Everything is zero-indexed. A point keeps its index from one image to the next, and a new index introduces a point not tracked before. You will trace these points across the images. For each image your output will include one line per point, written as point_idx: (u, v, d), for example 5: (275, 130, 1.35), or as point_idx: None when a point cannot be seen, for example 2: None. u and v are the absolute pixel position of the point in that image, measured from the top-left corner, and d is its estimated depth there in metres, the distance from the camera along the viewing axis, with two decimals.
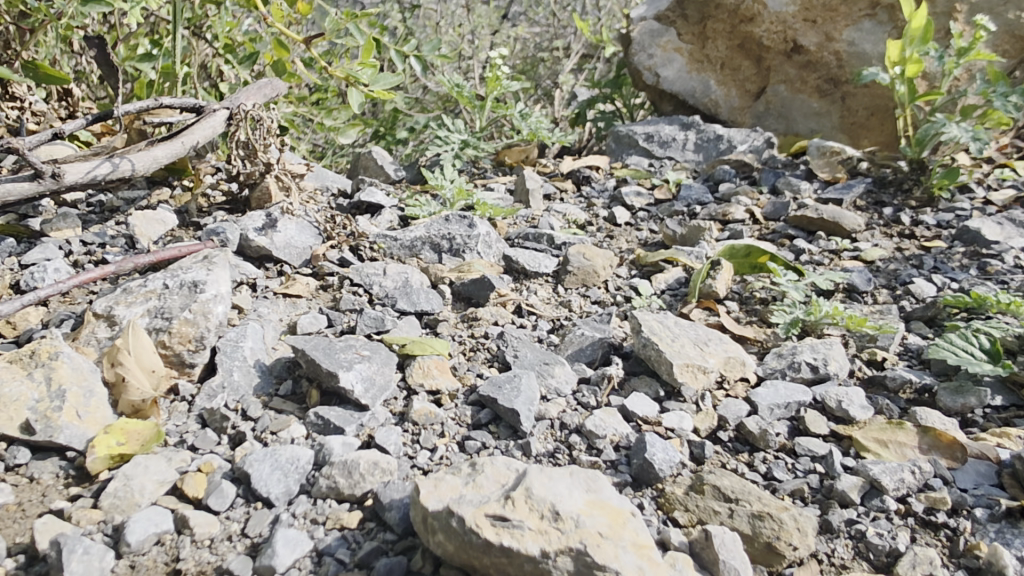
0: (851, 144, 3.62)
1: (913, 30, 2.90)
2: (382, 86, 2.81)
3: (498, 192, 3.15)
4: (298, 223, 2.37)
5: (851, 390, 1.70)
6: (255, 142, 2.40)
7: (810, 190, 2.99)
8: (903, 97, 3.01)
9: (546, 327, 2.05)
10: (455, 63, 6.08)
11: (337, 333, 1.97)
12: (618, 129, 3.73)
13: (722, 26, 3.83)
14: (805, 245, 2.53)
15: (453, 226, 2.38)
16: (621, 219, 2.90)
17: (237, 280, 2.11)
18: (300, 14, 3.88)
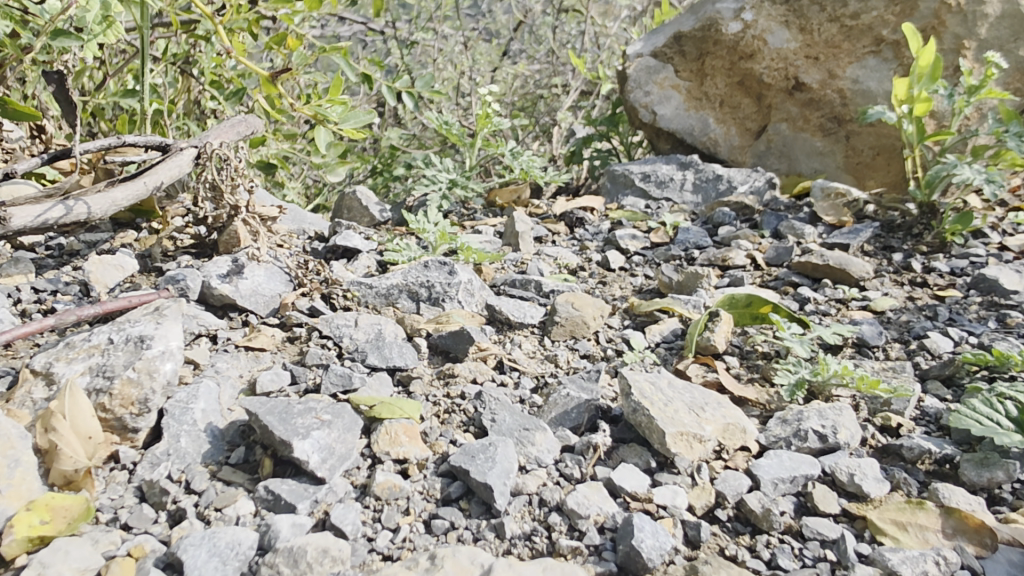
0: (856, 184, 3.50)
1: (921, 66, 2.78)
2: (352, 124, 2.72)
3: (487, 235, 3.00)
4: (267, 269, 2.22)
5: (864, 461, 1.53)
6: (221, 183, 2.23)
7: (814, 234, 2.84)
8: (912, 137, 2.85)
9: (530, 385, 1.88)
10: (453, 100, 5.96)
11: (301, 391, 1.79)
12: (614, 167, 3.61)
13: (720, 63, 3.69)
14: (810, 294, 2.37)
15: (431, 272, 2.23)
16: (615, 264, 2.75)
17: (195, 332, 1.95)
18: (289, 49, 3.76)
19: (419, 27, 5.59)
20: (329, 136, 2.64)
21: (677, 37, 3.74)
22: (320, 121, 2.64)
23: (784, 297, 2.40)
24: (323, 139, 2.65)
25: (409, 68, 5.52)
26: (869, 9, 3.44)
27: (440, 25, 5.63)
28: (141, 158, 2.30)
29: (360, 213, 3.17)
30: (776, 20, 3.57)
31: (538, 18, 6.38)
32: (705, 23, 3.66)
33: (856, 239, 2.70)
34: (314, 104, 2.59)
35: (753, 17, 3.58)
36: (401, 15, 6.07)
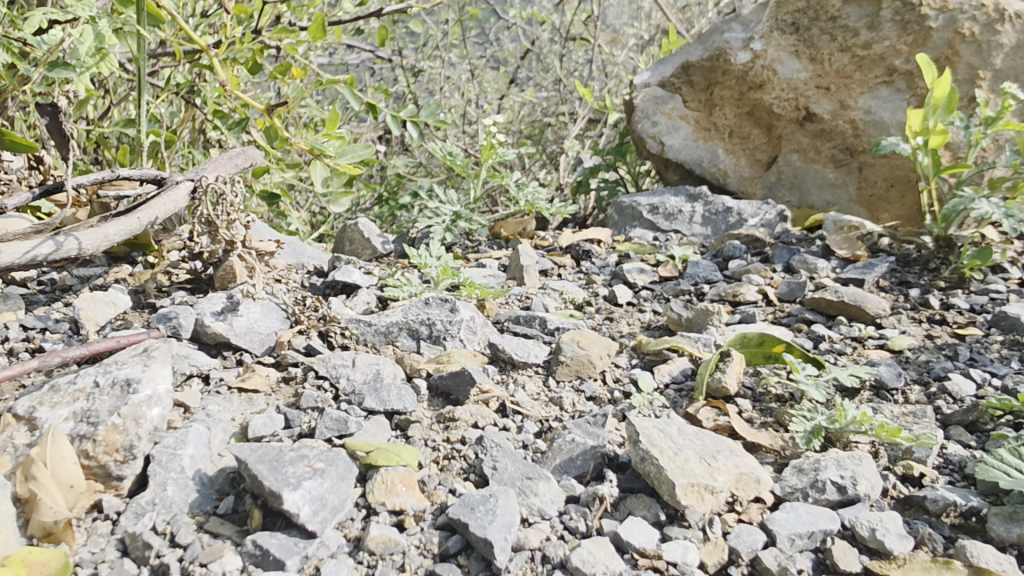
0: (869, 218, 3.40)
1: (936, 96, 2.71)
2: (350, 160, 2.66)
3: (491, 268, 2.94)
4: (263, 306, 2.15)
5: (886, 515, 1.46)
6: (217, 218, 2.17)
7: (827, 268, 2.77)
8: (927, 169, 2.79)
9: (533, 429, 1.80)
10: (460, 129, 5.92)
11: (295, 436, 1.72)
12: (621, 200, 3.55)
13: (729, 93, 3.65)
14: (824, 332, 2.30)
15: (432, 310, 2.16)
16: (623, 298, 2.68)
17: (185, 372, 1.88)
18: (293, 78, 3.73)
19: (425, 56, 5.58)
20: (324, 170, 2.57)
21: (685, 67, 3.72)
22: (317, 154, 2.61)
23: (797, 335, 2.33)
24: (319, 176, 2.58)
25: (416, 96, 5.51)
26: (881, 39, 3.41)
27: (447, 54, 5.62)
28: (135, 192, 2.24)
29: (362, 245, 3.12)
30: (786, 50, 3.56)
31: (545, 47, 6.38)
32: (713, 53, 3.65)
33: (870, 274, 2.64)
34: (312, 138, 2.58)
35: (762, 47, 3.57)
36: (408, 43, 6.07)
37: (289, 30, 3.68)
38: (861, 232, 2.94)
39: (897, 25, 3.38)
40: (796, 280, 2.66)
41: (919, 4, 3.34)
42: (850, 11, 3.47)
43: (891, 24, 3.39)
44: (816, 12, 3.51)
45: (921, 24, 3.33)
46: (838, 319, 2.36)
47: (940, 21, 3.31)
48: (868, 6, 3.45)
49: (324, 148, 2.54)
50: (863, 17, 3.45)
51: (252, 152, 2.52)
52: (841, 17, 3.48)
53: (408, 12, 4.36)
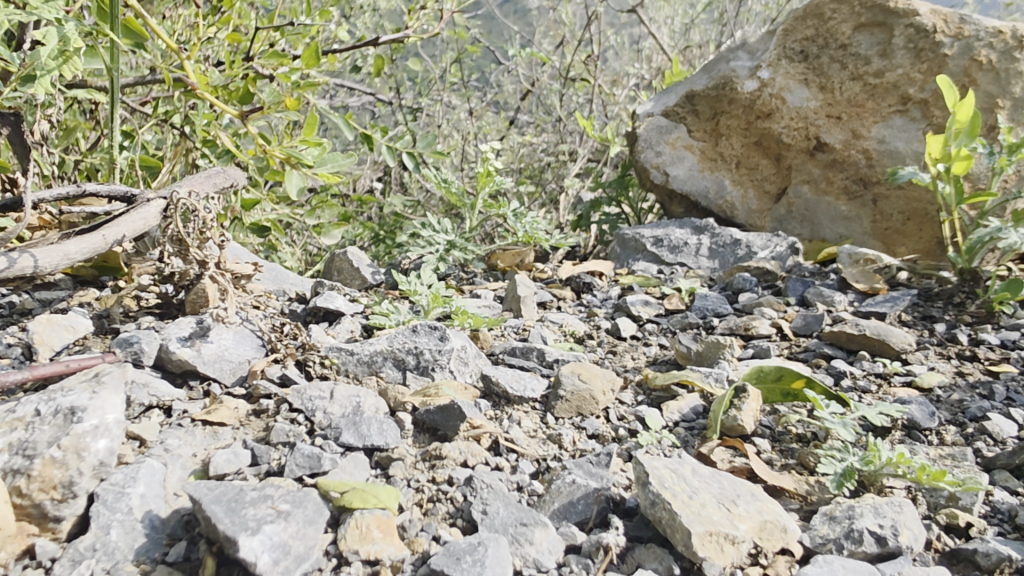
0: (885, 251, 3.24)
1: (958, 121, 2.57)
2: (330, 169, 2.54)
3: (486, 299, 2.77)
4: (236, 333, 1.97)
5: (934, 572, 1.27)
6: (187, 236, 1.98)
7: (845, 302, 2.60)
8: (950, 199, 2.63)
9: (529, 470, 1.62)
10: (458, 167, 5.80)
11: (262, 474, 1.53)
12: (624, 232, 3.41)
13: (736, 123, 3.51)
14: (845, 368, 2.13)
15: (420, 338, 1.98)
16: (626, 331, 2.51)
17: (145, 403, 1.70)
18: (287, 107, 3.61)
19: (425, 92, 5.49)
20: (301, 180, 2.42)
21: (690, 97, 3.60)
22: (294, 163, 2.44)
23: (816, 372, 2.16)
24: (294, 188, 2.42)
25: (414, 134, 5.41)
26: (894, 67, 3.29)
27: (446, 92, 5.52)
28: (102, 209, 2.09)
29: (351, 275, 2.97)
30: (795, 78, 3.43)
31: (545, 87, 6.29)
32: (718, 82, 3.53)
33: (892, 308, 2.47)
34: (287, 145, 2.40)
35: (769, 75, 3.44)
36: (407, 82, 5.99)
37: (280, 55, 3.56)
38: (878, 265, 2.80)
39: (911, 52, 3.26)
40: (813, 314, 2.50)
41: (933, 31, 3.23)
42: (860, 38, 3.36)
43: (904, 51, 3.28)
44: (826, 40, 3.41)
45: (935, 51, 3.22)
46: (861, 354, 2.19)
47: (956, 48, 3.20)
48: (879, 33, 3.34)
49: (301, 156, 2.36)
50: (875, 44, 3.34)
51: (230, 172, 2.37)
52: (852, 44, 3.37)
53: (405, 42, 4.25)
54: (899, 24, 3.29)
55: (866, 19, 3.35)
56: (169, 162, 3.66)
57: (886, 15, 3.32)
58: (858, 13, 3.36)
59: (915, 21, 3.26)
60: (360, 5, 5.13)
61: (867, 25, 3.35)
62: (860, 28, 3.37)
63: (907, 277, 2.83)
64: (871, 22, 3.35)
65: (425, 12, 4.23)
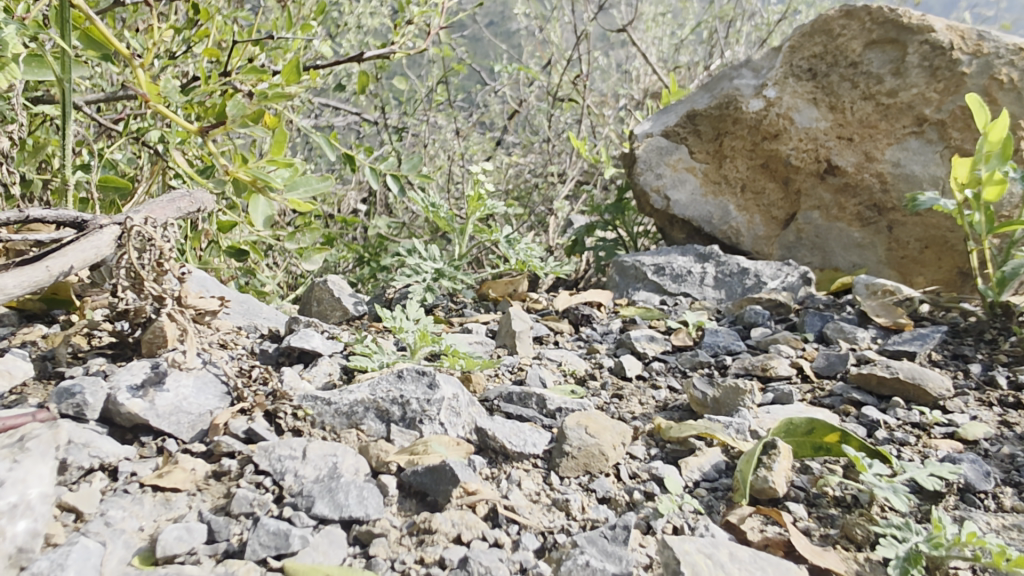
0: (902, 281, 3.07)
1: (990, 143, 2.40)
2: (302, 193, 2.32)
3: (477, 334, 2.55)
4: (198, 379, 1.73)
5: None
6: (142, 267, 1.74)
7: (868, 339, 2.40)
8: (979, 226, 2.41)
9: (534, 545, 1.39)
10: (445, 188, 5.61)
11: (218, 555, 1.29)
12: (623, 259, 3.20)
13: (741, 144, 3.31)
14: (878, 417, 1.93)
15: (406, 386, 1.74)
16: (632, 371, 2.30)
17: (85, 466, 1.45)
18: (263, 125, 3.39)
19: (410, 111, 5.29)
20: (268, 208, 2.24)
21: (691, 116, 3.39)
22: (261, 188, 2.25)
23: (845, 421, 1.95)
24: (260, 217, 2.25)
25: (399, 153, 5.20)
26: (908, 86, 3.11)
27: (431, 110, 5.33)
28: (48, 237, 1.85)
29: (331, 306, 2.75)
30: (803, 97, 3.24)
31: (533, 107, 6.11)
32: (722, 100, 3.32)
33: (921, 347, 2.28)
34: (254, 169, 2.18)
35: (776, 94, 3.25)
36: (392, 100, 5.79)
37: (258, 70, 3.34)
38: (898, 297, 2.61)
39: (926, 70, 3.09)
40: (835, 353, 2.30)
41: (950, 48, 3.06)
42: (872, 55, 3.19)
43: (918, 69, 3.10)
44: (835, 58, 3.23)
45: (953, 69, 3.04)
46: (894, 401, 1.99)
47: (974, 67, 3.02)
48: (892, 51, 3.16)
49: (268, 181, 2.14)
50: (887, 62, 3.17)
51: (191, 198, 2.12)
52: (863, 62, 3.19)
53: (390, 58, 4.04)
54: (914, 41, 3.11)
55: (878, 35, 3.18)
56: (139, 183, 3.43)
57: (899, 31, 3.14)
58: (869, 29, 3.19)
59: (930, 38, 3.08)
60: (344, 21, 4.92)
61: (879, 42, 3.18)
62: (871, 45, 3.19)
63: (929, 310, 2.64)
64: (883, 39, 3.17)
65: (411, 27, 4.02)
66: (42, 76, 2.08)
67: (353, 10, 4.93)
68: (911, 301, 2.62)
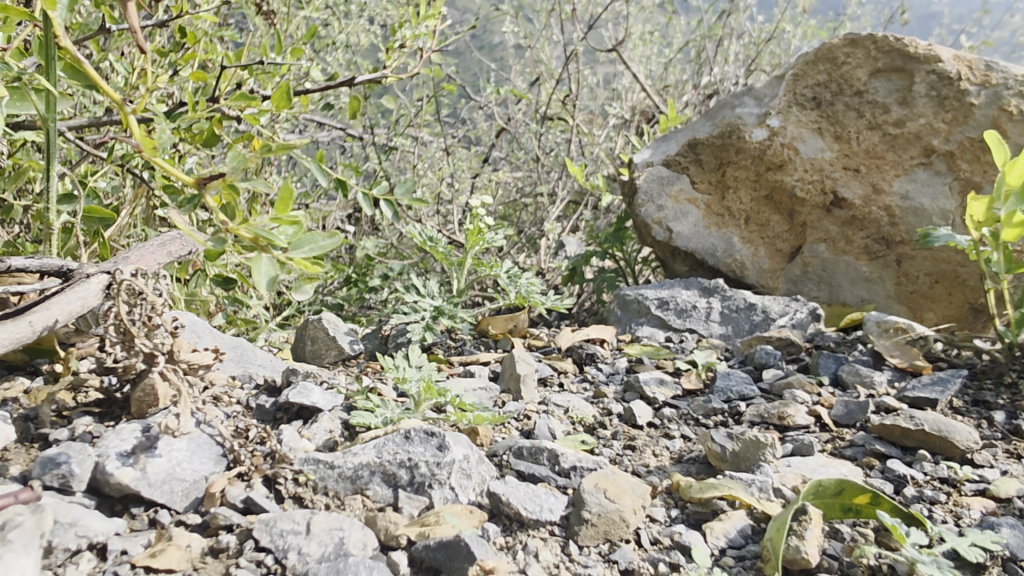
0: (913, 317, 3.04)
1: (1008, 182, 2.32)
2: (308, 253, 2.01)
3: (479, 376, 2.45)
4: (192, 443, 1.63)
5: None
6: (133, 322, 1.63)
7: (885, 383, 2.33)
8: (997, 266, 2.35)
9: None
10: (435, 209, 5.52)
11: None
12: (625, 293, 3.12)
13: (744, 174, 3.23)
14: (905, 473, 1.84)
15: (414, 448, 1.64)
16: (643, 418, 2.21)
17: (71, 548, 1.34)
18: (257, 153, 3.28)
19: (399, 131, 5.19)
20: (272, 268, 1.93)
21: (693, 144, 3.30)
22: (264, 247, 1.95)
23: (871, 476, 1.87)
24: (263, 280, 1.92)
25: (388, 173, 5.09)
26: (915, 116, 3.06)
27: (420, 130, 5.24)
28: (31, 288, 1.73)
29: (326, 345, 2.64)
30: (808, 126, 3.17)
31: (522, 126, 6.03)
32: (724, 130, 3.24)
33: (942, 393, 2.20)
34: (255, 224, 1.94)
35: (780, 123, 3.17)
36: (381, 120, 5.69)
37: (248, 97, 3.22)
38: (912, 336, 2.54)
39: (933, 100, 3.04)
40: (853, 399, 2.22)
41: (957, 78, 3.01)
42: (877, 84, 3.12)
43: (926, 99, 3.05)
44: (840, 86, 3.16)
45: (960, 100, 3.00)
46: (920, 454, 1.91)
47: (982, 97, 2.98)
48: (898, 79, 3.11)
49: (272, 236, 1.89)
50: (893, 91, 3.11)
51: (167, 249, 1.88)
52: (868, 91, 3.13)
53: (381, 82, 3.93)
54: (920, 70, 3.06)
55: (884, 64, 3.11)
56: (125, 210, 3.31)
57: (905, 60, 3.08)
58: (874, 58, 3.12)
59: (938, 67, 3.03)
60: (333, 41, 4.81)
61: (884, 70, 3.12)
62: (877, 74, 3.13)
63: (944, 349, 2.57)
64: (888, 68, 3.11)
65: (403, 50, 3.92)
66: (23, 110, 1.96)
67: (342, 29, 4.83)
68: (925, 341, 2.55)
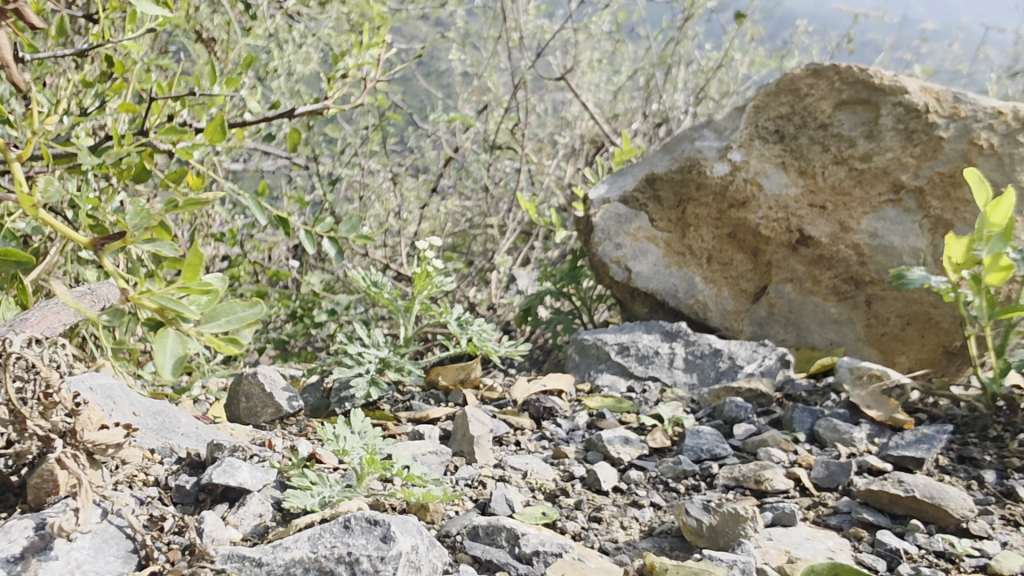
0: (885, 361, 2.92)
1: (991, 224, 2.22)
2: (223, 325, 1.70)
3: (428, 437, 2.25)
4: (96, 537, 1.39)
5: None
6: (20, 402, 1.41)
7: (865, 440, 2.18)
8: (979, 311, 2.20)
9: None
10: (382, 241, 5.28)
11: None
12: (584, 336, 2.94)
13: (705, 211, 3.08)
14: (898, 546, 1.69)
15: (354, 540, 1.43)
16: (609, 483, 2.03)
17: None
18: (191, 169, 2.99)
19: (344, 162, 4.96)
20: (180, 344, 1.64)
21: (651, 180, 3.15)
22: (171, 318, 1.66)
23: (860, 550, 1.71)
24: (169, 360, 1.63)
25: (332, 204, 4.85)
26: (883, 150, 2.95)
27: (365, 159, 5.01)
28: None
29: (262, 402, 2.39)
30: (771, 161, 3.04)
31: (473, 155, 5.85)
32: (683, 164, 3.09)
33: (928, 452, 2.06)
34: (160, 292, 1.66)
35: (742, 158, 3.04)
36: (325, 148, 5.47)
37: (178, 130, 2.98)
38: (887, 384, 2.38)
39: (900, 134, 2.94)
40: (834, 459, 2.07)
41: (925, 111, 2.91)
42: (842, 117, 3.02)
43: (892, 133, 2.95)
44: (803, 119, 3.04)
45: (927, 134, 2.90)
46: (914, 524, 1.76)
47: (951, 131, 2.88)
48: (863, 112, 3.00)
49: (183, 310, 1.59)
50: (859, 124, 3.00)
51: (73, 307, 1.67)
52: (833, 124, 3.02)
53: (323, 114, 3.70)
54: (886, 103, 2.96)
55: (848, 96, 3.01)
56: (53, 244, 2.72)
57: (870, 92, 2.98)
58: (838, 90, 3.02)
59: (904, 99, 2.93)
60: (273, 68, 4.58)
61: (849, 103, 3.01)
62: (841, 106, 3.02)
63: (920, 399, 2.44)
64: (853, 100, 3.01)
65: (347, 79, 3.70)
66: None
67: (282, 57, 4.60)
68: (902, 390, 2.41)
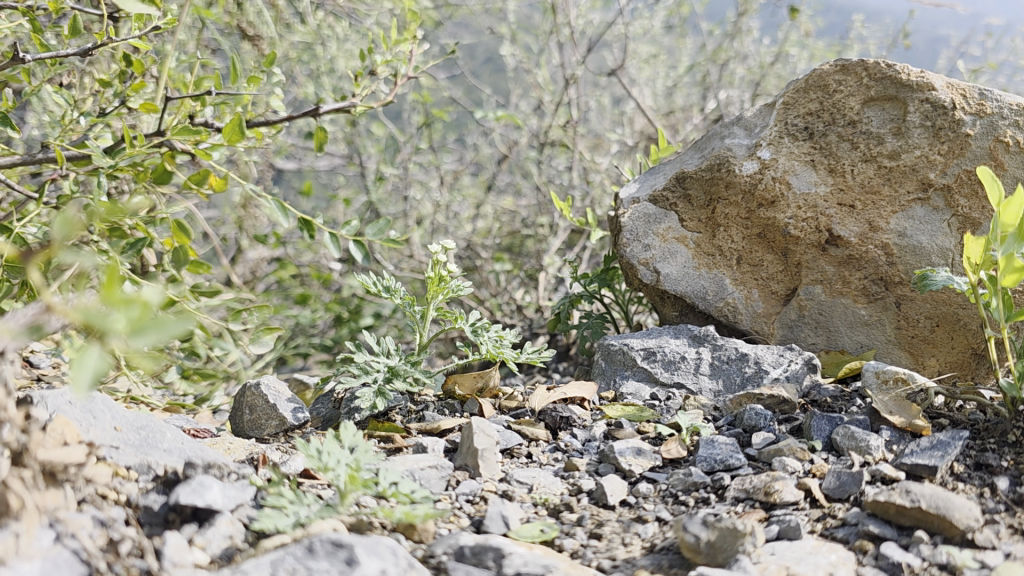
0: (914, 365, 2.83)
1: (1004, 224, 2.04)
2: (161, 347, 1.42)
3: (433, 449, 2.15)
4: (47, 559, 1.31)
5: None
6: None
7: (882, 448, 2.03)
8: (995, 312, 2.06)
9: None
10: (426, 243, 5.21)
11: None
12: (609, 341, 2.78)
13: (735, 211, 2.91)
14: (901, 559, 1.59)
15: (317, 564, 1.34)
16: (615, 496, 1.91)
17: None
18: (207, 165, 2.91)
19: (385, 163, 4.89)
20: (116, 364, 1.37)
21: (681, 178, 2.98)
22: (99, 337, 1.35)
23: (863, 565, 1.60)
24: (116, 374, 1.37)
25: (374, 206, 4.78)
26: (910, 147, 2.76)
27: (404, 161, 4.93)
28: None
29: (265, 414, 2.35)
30: (800, 159, 2.86)
31: (522, 153, 5.73)
32: (712, 161, 2.92)
33: (942, 459, 1.90)
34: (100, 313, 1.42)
35: (771, 156, 2.85)
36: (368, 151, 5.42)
37: (194, 130, 2.92)
38: (912, 389, 2.24)
39: (928, 131, 2.74)
40: (847, 468, 1.93)
41: (952, 107, 2.72)
42: (871, 114, 2.82)
43: (920, 130, 2.75)
44: (832, 116, 2.85)
45: (956, 130, 2.71)
46: (918, 535, 1.64)
47: (978, 128, 2.70)
48: (892, 109, 2.81)
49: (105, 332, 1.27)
50: (887, 121, 2.81)
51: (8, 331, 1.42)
52: (862, 121, 2.82)
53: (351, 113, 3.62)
54: (913, 99, 2.76)
55: (877, 92, 2.81)
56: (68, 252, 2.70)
57: (898, 88, 2.78)
58: (866, 86, 2.82)
59: (932, 96, 2.73)
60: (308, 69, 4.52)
61: (877, 99, 2.82)
62: (870, 102, 2.83)
63: (945, 403, 2.29)
64: (881, 96, 2.81)
65: (376, 76, 3.62)
66: None
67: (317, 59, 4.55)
68: (926, 394, 2.24)
